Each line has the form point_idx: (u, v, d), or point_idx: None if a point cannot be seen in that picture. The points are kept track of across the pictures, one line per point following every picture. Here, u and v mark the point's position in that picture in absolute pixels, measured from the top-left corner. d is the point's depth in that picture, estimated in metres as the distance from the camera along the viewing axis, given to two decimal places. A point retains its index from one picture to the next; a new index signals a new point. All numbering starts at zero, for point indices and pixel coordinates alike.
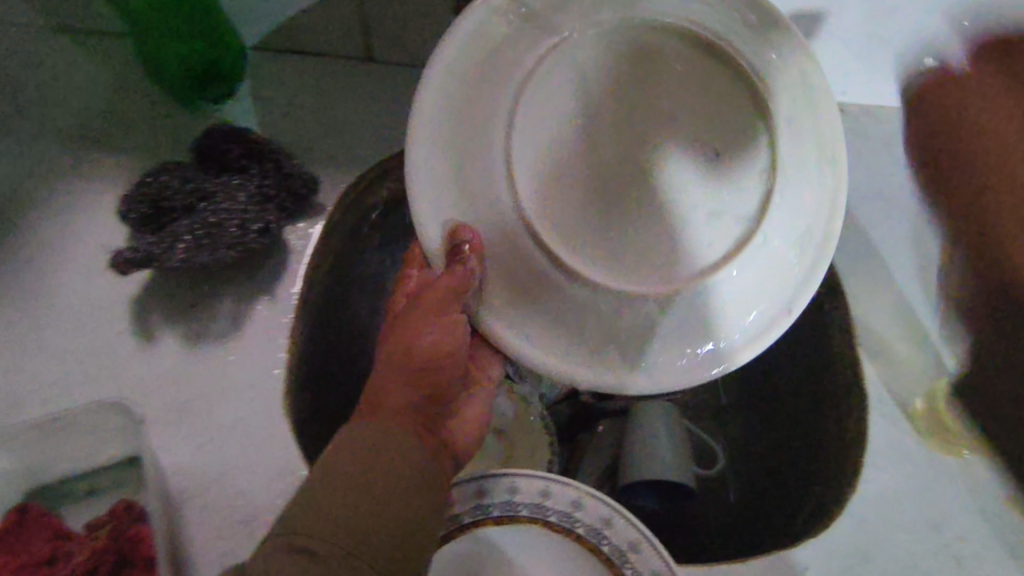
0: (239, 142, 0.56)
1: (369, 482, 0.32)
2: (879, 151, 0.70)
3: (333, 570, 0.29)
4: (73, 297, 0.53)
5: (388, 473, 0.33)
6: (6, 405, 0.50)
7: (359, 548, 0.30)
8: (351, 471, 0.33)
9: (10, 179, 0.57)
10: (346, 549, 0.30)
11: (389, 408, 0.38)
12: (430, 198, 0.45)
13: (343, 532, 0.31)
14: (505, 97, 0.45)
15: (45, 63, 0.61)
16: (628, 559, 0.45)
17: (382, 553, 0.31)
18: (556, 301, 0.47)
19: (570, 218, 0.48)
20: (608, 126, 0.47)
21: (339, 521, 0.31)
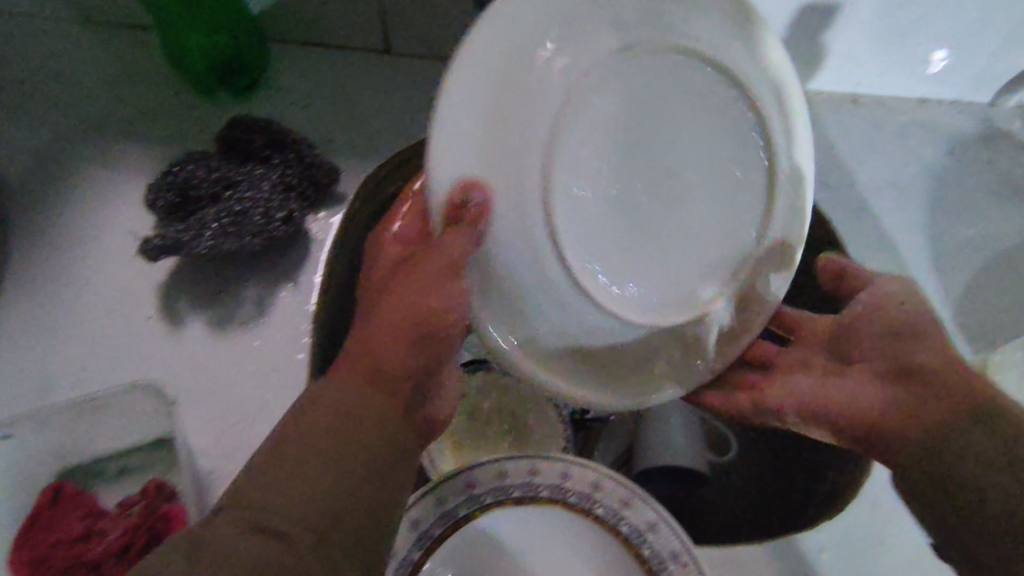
0: (262, 132, 0.57)
1: (341, 458, 0.32)
2: (894, 142, 0.73)
3: (294, 549, 0.29)
4: (101, 282, 0.54)
5: (363, 450, 0.33)
6: (40, 386, 0.51)
7: (322, 529, 0.30)
8: (323, 444, 0.32)
9: (38, 167, 0.58)
10: (309, 527, 0.29)
11: (380, 375, 0.37)
12: (450, 171, 0.37)
13: (309, 511, 0.30)
14: (559, 65, 0.38)
15: (71, 55, 0.62)
16: (647, 538, 0.46)
17: (346, 535, 0.31)
18: (556, 311, 0.43)
19: (593, 216, 0.41)
20: (643, 117, 0.42)
21: (305, 497, 0.30)
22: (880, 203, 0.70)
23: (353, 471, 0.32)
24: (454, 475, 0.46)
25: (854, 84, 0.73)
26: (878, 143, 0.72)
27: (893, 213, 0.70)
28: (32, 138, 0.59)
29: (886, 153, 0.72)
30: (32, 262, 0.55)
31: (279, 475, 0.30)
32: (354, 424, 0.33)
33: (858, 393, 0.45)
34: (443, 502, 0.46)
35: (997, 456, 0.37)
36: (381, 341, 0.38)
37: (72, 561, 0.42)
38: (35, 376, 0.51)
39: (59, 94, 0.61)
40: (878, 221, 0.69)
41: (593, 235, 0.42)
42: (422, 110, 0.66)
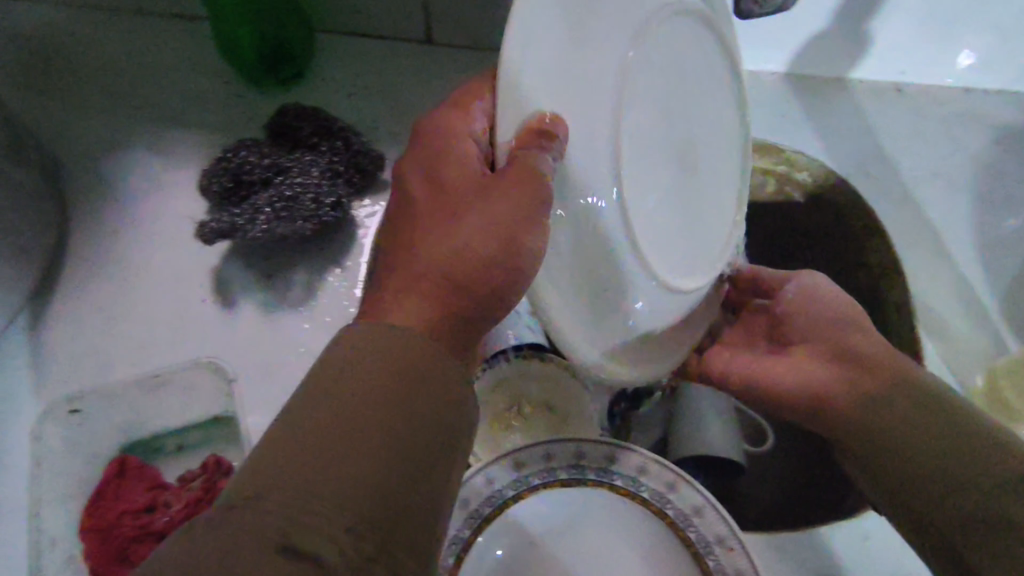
0: (311, 120, 0.59)
1: (388, 419, 0.27)
2: (939, 130, 0.71)
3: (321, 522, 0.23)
4: (159, 265, 0.56)
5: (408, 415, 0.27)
6: (96, 362, 0.52)
7: (360, 503, 0.24)
8: (365, 402, 0.27)
9: (96, 152, 0.60)
10: (343, 498, 0.24)
11: (426, 319, 0.30)
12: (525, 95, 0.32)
13: (342, 480, 0.24)
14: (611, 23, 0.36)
15: (127, 43, 0.64)
16: (692, 522, 0.47)
17: (382, 516, 0.25)
18: (601, 273, 0.37)
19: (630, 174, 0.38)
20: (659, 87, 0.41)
21: (340, 464, 0.25)
22: (922, 193, 0.68)
23: (407, 433, 0.27)
24: (502, 457, 0.47)
25: (898, 72, 0.72)
26: (923, 132, 0.71)
27: (939, 203, 0.68)
28: (88, 123, 0.61)
29: (931, 142, 0.71)
30: (91, 245, 0.56)
31: (319, 432, 0.25)
32: (406, 382, 0.28)
33: (812, 374, 0.47)
34: (491, 482, 0.47)
35: (951, 440, 0.38)
36: (433, 286, 0.31)
37: (139, 531, 0.44)
38: (95, 353, 0.52)
39: (115, 80, 0.62)
40: (924, 211, 0.67)
41: (640, 202, 0.40)
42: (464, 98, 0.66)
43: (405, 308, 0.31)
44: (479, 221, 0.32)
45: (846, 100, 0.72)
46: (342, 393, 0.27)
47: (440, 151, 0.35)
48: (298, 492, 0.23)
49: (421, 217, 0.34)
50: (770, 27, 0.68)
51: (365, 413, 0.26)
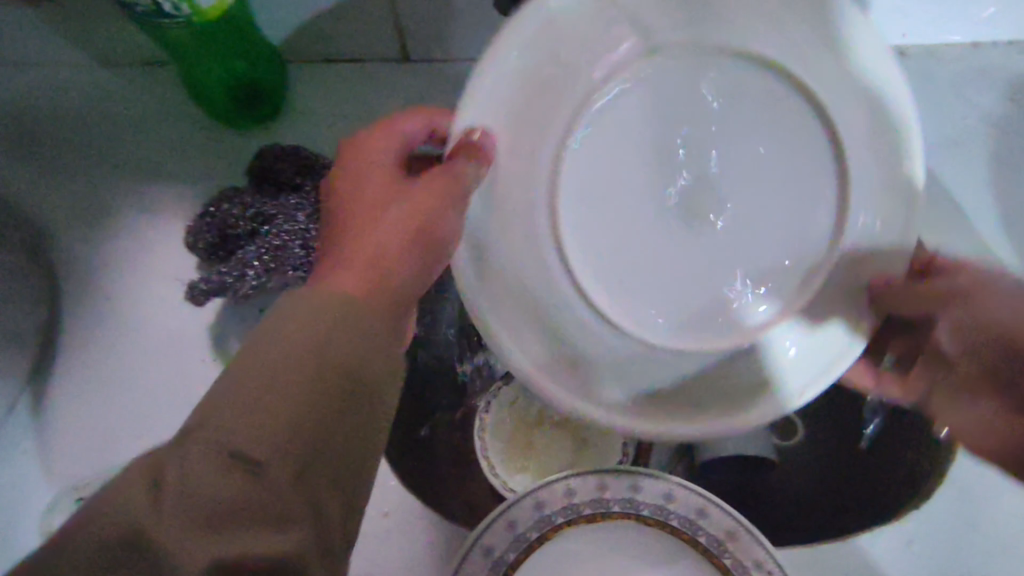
0: (292, 160, 0.56)
1: (325, 376, 0.29)
2: (955, 93, 0.66)
3: (276, 485, 0.27)
4: (153, 332, 0.55)
5: (339, 373, 0.30)
6: (106, 441, 0.52)
7: (299, 458, 0.28)
8: (295, 359, 0.29)
9: (76, 219, 0.58)
10: (292, 462, 0.28)
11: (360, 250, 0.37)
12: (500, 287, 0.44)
13: (283, 436, 0.28)
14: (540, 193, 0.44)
15: (91, 96, 0.61)
16: (726, 548, 0.45)
17: (330, 461, 0.29)
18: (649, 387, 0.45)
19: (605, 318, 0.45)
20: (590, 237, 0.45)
21: (273, 424, 0.28)
22: (937, 165, 0.64)
23: (329, 398, 0.29)
24: (522, 498, 0.46)
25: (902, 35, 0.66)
26: (960, 82, 0.66)
27: None
28: (62, 192, 0.59)
29: (951, 109, 0.66)
30: (81, 318, 0.55)
31: (253, 390, 0.28)
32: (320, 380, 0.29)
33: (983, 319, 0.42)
34: (515, 526, 0.46)
35: None
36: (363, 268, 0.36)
37: None
38: (102, 431, 0.52)
39: (90, 144, 0.60)
40: (940, 182, 0.64)
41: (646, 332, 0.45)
42: None
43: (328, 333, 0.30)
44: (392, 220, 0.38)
45: None
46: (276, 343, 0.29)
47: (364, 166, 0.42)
48: (220, 553, 0.26)
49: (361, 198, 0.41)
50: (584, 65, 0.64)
51: (296, 386, 0.29)
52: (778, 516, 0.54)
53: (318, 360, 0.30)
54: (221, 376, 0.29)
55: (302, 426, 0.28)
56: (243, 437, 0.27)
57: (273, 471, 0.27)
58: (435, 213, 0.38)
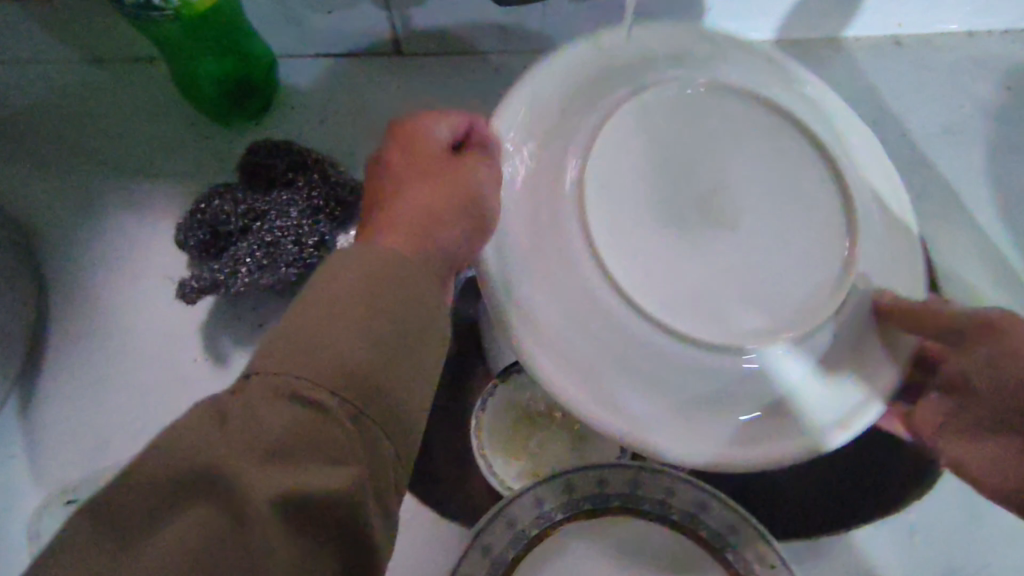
0: (284, 155, 0.55)
1: (377, 329, 0.30)
2: (949, 82, 0.66)
3: (335, 423, 0.28)
4: (144, 330, 0.54)
5: (394, 327, 0.31)
6: (96, 442, 0.51)
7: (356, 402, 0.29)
8: (354, 307, 0.30)
9: (64, 216, 0.57)
10: (348, 405, 0.28)
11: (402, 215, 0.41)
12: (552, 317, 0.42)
13: (342, 380, 0.28)
14: (569, 227, 0.43)
15: (81, 94, 0.61)
16: (728, 541, 0.44)
17: (385, 410, 0.30)
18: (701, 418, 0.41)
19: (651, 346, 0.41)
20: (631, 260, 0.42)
21: (335, 365, 0.28)
22: (936, 151, 0.64)
23: (385, 350, 0.30)
24: (521, 496, 0.45)
25: (894, 25, 0.66)
26: (956, 73, 0.66)
27: None
28: (50, 189, 0.58)
29: (949, 99, 0.66)
30: (71, 317, 0.54)
31: (313, 330, 0.29)
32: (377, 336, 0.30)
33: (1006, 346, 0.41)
34: (515, 523, 0.45)
35: None
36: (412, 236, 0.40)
37: None
38: (92, 431, 0.51)
39: (79, 141, 0.60)
40: (939, 168, 0.63)
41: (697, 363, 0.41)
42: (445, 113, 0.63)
43: (377, 286, 0.32)
44: (435, 191, 0.43)
45: (843, 61, 0.66)
46: (332, 296, 0.31)
47: (411, 146, 0.46)
48: (276, 482, 0.26)
49: (408, 173, 0.45)
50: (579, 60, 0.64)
51: (355, 334, 0.30)
52: (778, 516, 0.50)
53: (375, 304, 0.31)
54: (284, 320, 0.30)
55: (360, 363, 0.29)
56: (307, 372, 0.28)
57: (333, 404, 0.28)
58: (475, 184, 0.42)
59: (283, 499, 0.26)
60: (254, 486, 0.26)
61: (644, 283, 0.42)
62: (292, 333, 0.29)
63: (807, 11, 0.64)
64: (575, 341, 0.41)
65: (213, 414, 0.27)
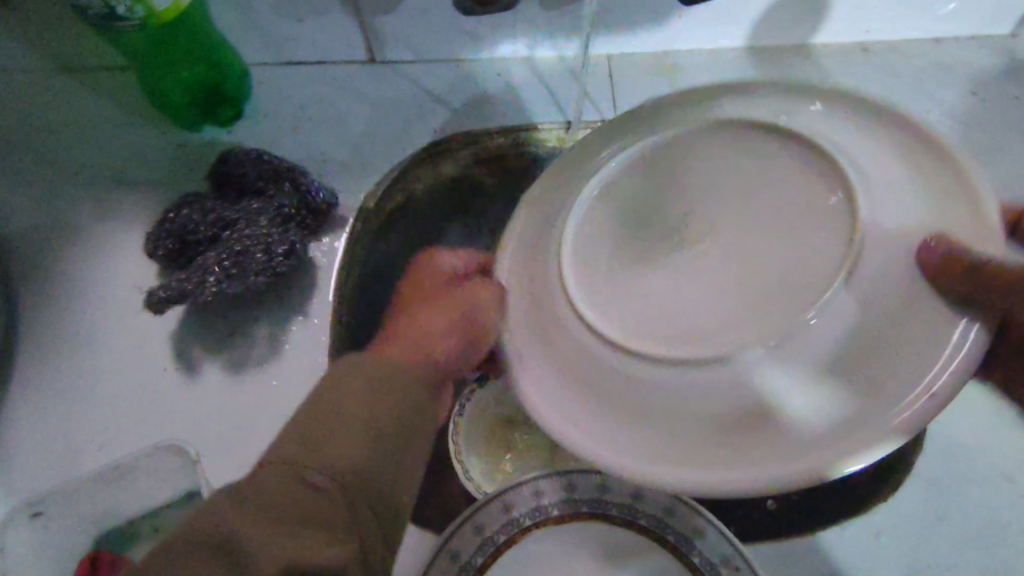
0: (255, 164, 0.56)
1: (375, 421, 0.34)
2: (917, 86, 0.67)
3: (333, 510, 0.30)
4: (114, 339, 0.54)
5: (393, 419, 0.35)
6: (64, 452, 0.50)
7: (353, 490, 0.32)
8: (354, 403, 0.34)
9: (33, 225, 0.57)
10: (346, 492, 0.31)
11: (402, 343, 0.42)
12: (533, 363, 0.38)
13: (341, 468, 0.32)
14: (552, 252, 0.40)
15: (52, 102, 0.61)
16: (695, 545, 0.44)
17: (375, 500, 0.33)
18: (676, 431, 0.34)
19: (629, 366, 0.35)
20: (608, 292, 0.38)
21: (335, 454, 0.32)
22: None
23: (383, 442, 0.34)
24: (491, 501, 0.45)
25: (862, 31, 0.67)
26: (924, 77, 0.67)
27: None
28: (20, 198, 0.58)
29: (919, 102, 0.66)
30: (41, 326, 0.54)
31: (319, 423, 0.33)
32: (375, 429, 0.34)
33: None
34: (483, 528, 0.45)
35: None
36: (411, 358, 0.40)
37: None
38: (61, 442, 0.51)
39: (48, 150, 0.59)
40: None
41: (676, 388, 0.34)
42: (417, 120, 0.63)
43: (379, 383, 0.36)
44: (439, 317, 0.44)
45: (813, 67, 0.67)
46: (337, 391, 0.35)
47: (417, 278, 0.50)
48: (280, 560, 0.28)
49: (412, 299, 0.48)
50: (554, 76, 0.65)
51: (356, 426, 0.33)
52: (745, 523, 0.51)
53: (370, 403, 0.35)
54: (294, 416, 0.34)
55: (356, 462, 0.32)
56: (310, 462, 0.32)
57: (334, 487, 0.31)
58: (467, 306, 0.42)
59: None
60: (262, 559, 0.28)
61: (615, 310, 0.37)
62: (303, 427, 0.33)
63: (775, 19, 0.65)
64: (548, 370, 0.38)
65: (230, 497, 0.30)
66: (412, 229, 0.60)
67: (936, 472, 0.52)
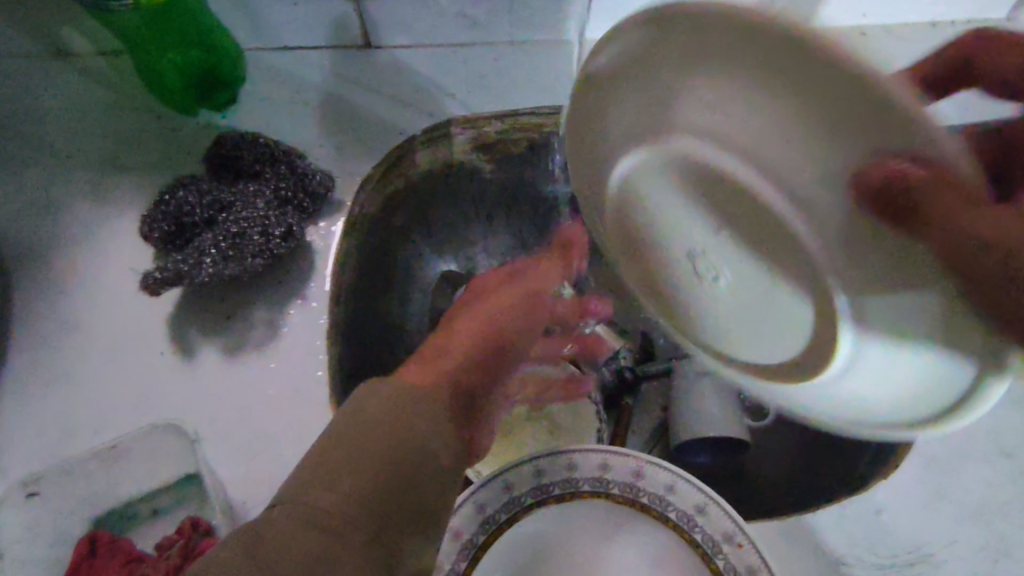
0: (251, 147, 0.55)
1: (404, 440, 0.30)
2: None
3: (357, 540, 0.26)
4: (110, 323, 0.53)
5: (424, 438, 0.31)
6: (61, 436, 0.50)
7: (382, 516, 0.28)
8: (388, 422, 0.31)
9: (28, 209, 0.57)
10: (371, 516, 0.27)
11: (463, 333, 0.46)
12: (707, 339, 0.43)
13: (369, 495, 0.28)
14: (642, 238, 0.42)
15: (45, 87, 0.60)
16: (696, 522, 0.44)
17: (405, 529, 0.29)
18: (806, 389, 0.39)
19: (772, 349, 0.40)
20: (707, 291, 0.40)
21: (362, 478, 0.28)
22: None
23: (415, 463, 0.30)
24: (490, 481, 0.45)
25: (860, 15, 0.67)
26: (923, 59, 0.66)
27: None
28: (14, 183, 0.57)
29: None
30: (36, 309, 0.54)
31: (346, 445, 0.30)
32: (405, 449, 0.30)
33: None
34: (484, 507, 0.45)
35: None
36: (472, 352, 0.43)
37: None
38: (57, 425, 0.50)
39: (42, 134, 0.59)
40: None
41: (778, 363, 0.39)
42: (414, 106, 0.63)
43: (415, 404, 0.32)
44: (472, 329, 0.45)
45: None
46: (366, 413, 0.31)
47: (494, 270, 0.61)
48: None
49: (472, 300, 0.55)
50: (550, 57, 0.64)
51: (384, 446, 0.30)
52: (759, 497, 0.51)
53: (395, 445, 0.30)
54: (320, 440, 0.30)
55: (383, 486, 0.28)
56: (332, 488, 0.27)
57: (350, 538, 0.26)
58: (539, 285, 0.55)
59: None
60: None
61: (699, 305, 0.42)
62: (327, 452, 0.29)
63: None
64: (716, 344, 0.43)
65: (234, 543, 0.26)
66: (428, 215, 0.64)
67: (937, 451, 0.51)
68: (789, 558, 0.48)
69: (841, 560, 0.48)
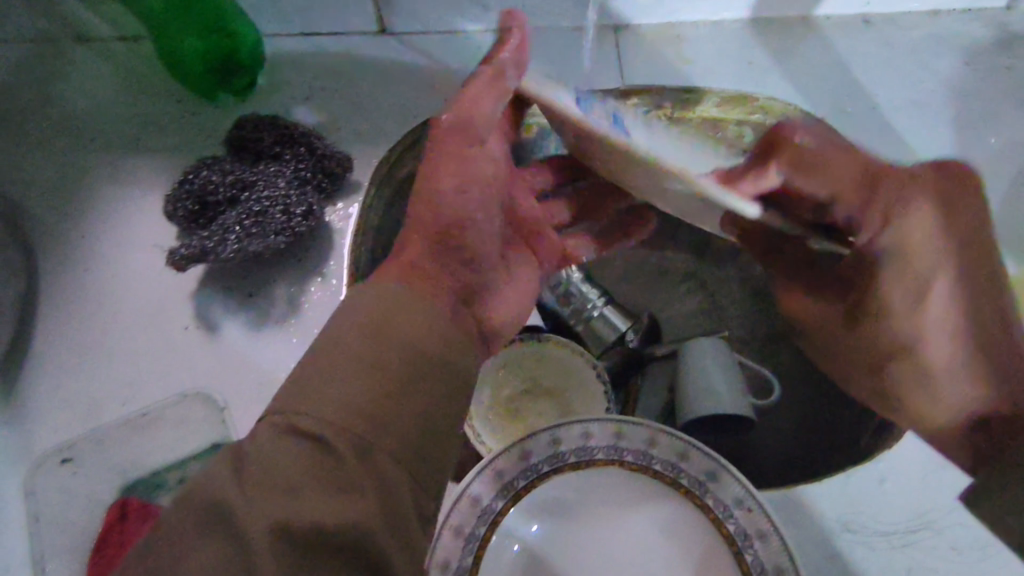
0: (271, 129, 0.56)
1: (380, 359, 0.33)
2: (915, 57, 0.68)
3: (343, 457, 0.30)
4: (134, 300, 0.54)
5: (405, 350, 0.34)
6: (87, 408, 0.51)
7: (366, 428, 0.31)
8: (363, 342, 0.33)
9: (51, 189, 0.58)
10: (352, 430, 0.31)
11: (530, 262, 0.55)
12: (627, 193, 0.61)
13: (350, 414, 0.31)
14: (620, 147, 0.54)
15: (67, 71, 0.61)
16: (707, 488, 0.46)
17: (397, 438, 0.32)
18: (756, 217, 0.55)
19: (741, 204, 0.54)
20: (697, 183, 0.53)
21: (343, 398, 0.31)
22: (904, 121, 0.65)
23: (395, 374, 0.33)
24: (508, 449, 0.46)
25: (863, 4, 0.68)
26: (923, 47, 0.68)
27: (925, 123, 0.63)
28: (38, 164, 0.59)
29: (917, 72, 0.67)
30: (61, 287, 0.55)
31: (325, 362, 0.32)
32: (379, 367, 0.33)
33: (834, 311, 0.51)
34: (502, 474, 0.47)
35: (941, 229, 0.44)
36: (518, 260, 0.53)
37: None
38: (84, 398, 0.52)
39: (66, 116, 0.60)
40: (909, 137, 0.64)
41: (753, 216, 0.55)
42: (428, 92, 0.64)
43: (395, 323, 0.34)
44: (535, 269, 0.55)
45: (814, 39, 0.68)
46: (340, 336, 0.33)
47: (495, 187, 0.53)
48: (286, 512, 0.28)
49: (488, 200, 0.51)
50: (560, 44, 0.66)
51: (360, 366, 0.32)
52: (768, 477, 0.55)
53: (371, 349, 0.33)
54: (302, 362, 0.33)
55: (363, 403, 0.31)
56: (313, 410, 0.31)
57: (335, 444, 0.30)
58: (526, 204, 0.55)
59: (284, 531, 0.28)
60: (257, 518, 0.27)
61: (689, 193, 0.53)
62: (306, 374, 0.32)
63: None
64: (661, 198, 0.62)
65: (233, 462, 0.30)
66: None
67: None
68: (797, 526, 0.50)
69: (846, 525, 0.50)
